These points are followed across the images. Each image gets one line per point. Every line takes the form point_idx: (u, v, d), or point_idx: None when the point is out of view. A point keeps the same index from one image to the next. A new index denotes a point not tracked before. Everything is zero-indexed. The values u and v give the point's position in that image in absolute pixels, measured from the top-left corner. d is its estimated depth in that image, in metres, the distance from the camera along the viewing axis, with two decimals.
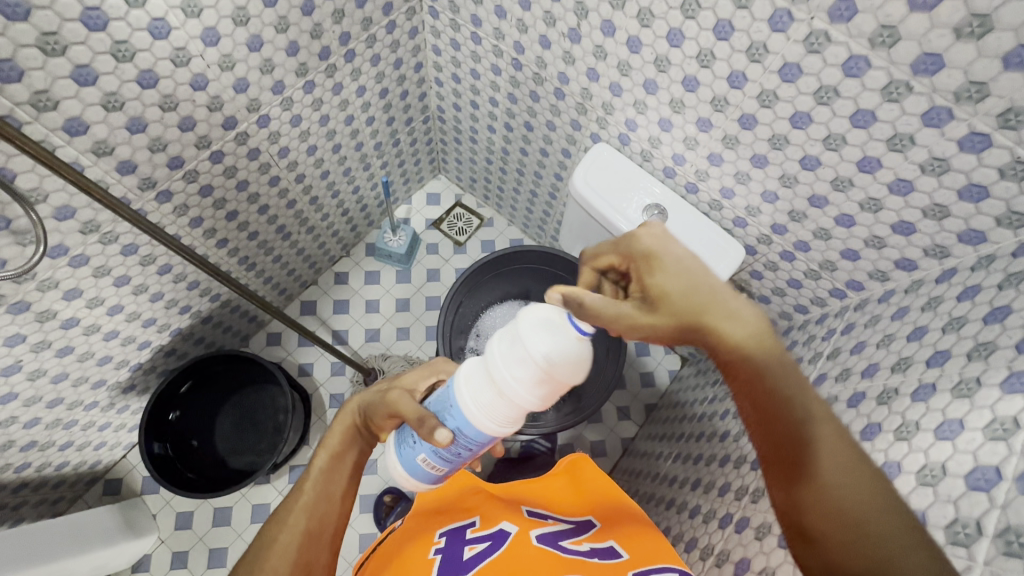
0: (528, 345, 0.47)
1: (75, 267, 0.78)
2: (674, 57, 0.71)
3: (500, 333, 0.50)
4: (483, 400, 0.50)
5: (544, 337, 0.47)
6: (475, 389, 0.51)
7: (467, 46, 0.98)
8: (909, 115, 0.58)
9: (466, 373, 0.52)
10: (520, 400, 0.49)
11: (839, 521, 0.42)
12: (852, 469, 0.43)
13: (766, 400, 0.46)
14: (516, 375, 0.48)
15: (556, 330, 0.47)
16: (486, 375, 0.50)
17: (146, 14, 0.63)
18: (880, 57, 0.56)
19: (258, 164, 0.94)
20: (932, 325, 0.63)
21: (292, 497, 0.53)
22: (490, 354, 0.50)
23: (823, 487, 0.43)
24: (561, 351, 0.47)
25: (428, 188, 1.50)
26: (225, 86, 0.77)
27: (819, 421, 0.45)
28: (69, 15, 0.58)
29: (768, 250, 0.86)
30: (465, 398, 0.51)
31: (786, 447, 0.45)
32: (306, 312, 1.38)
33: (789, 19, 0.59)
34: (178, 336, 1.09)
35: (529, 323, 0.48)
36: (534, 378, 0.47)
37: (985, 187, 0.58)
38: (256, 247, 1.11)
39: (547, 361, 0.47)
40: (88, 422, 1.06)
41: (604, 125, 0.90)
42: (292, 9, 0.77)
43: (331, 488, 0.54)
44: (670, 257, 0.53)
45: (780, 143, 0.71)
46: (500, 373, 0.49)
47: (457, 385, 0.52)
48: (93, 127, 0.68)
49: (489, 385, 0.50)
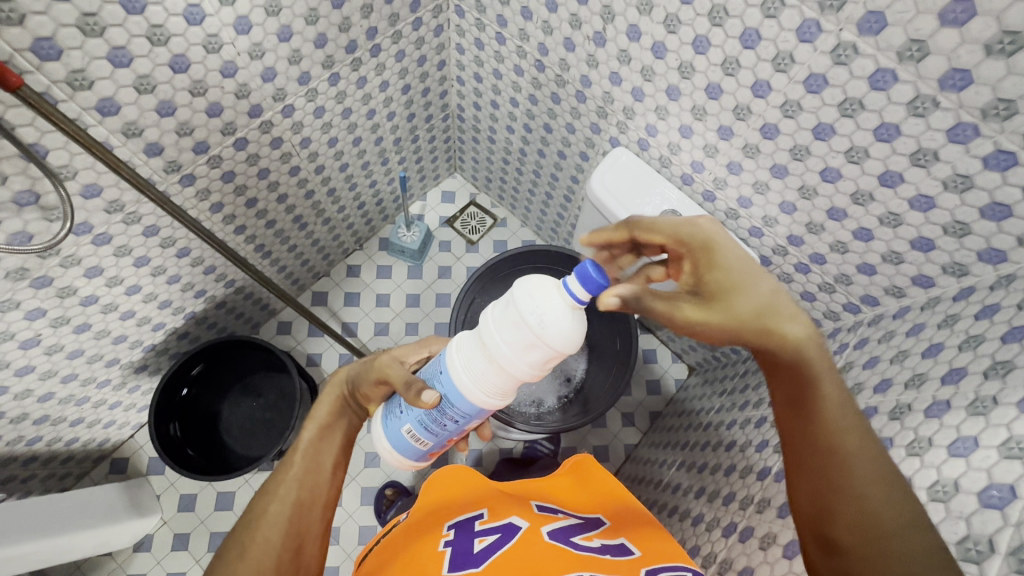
0: (523, 313, 0.54)
1: (98, 245, 0.80)
2: (699, 64, 0.71)
3: (495, 304, 0.57)
4: (472, 365, 0.56)
5: (535, 305, 0.54)
6: (467, 355, 0.57)
7: (491, 46, 0.99)
8: (934, 131, 0.58)
9: (458, 342, 0.58)
10: (504, 364, 0.55)
11: (868, 533, 0.45)
12: (884, 484, 0.46)
13: (813, 411, 0.50)
14: (507, 339, 0.55)
15: (547, 301, 0.54)
16: (478, 342, 0.57)
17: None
18: (908, 71, 0.56)
19: (280, 153, 0.95)
20: (948, 342, 0.63)
21: (282, 470, 0.54)
22: (483, 320, 0.57)
23: (856, 498, 0.46)
24: (548, 319, 0.53)
25: (443, 186, 1.51)
26: (253, 74, 0.79)
27: (859, 436, 0.48)
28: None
29: (783, 261, 0.86)
30: (456, 364, 0.57)
31: (825, 457, 0.48)
32: (318, 303, 1.39)
33: (817, 30, 0.59)
34: (191, 319, 1.10)
35: (521, 290, 0.55)
36: (522, 343, 0.54)
37: (1008, 207, 0.58)
38: (273, 235, 1.12)
39: (536, 326, 0.53)
40: (99, 400, 1.08)
41: (624, 129, 0.90)
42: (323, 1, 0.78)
43: (321, 458, 0.56)
44: (732, 252, 0.57)
45: (801, 153, 0.71)
46: (493, 340, 0.55)
47: (450, 353, 0.58)
48: (125, 109, 0.69)
49: (478, 347, 0.56)
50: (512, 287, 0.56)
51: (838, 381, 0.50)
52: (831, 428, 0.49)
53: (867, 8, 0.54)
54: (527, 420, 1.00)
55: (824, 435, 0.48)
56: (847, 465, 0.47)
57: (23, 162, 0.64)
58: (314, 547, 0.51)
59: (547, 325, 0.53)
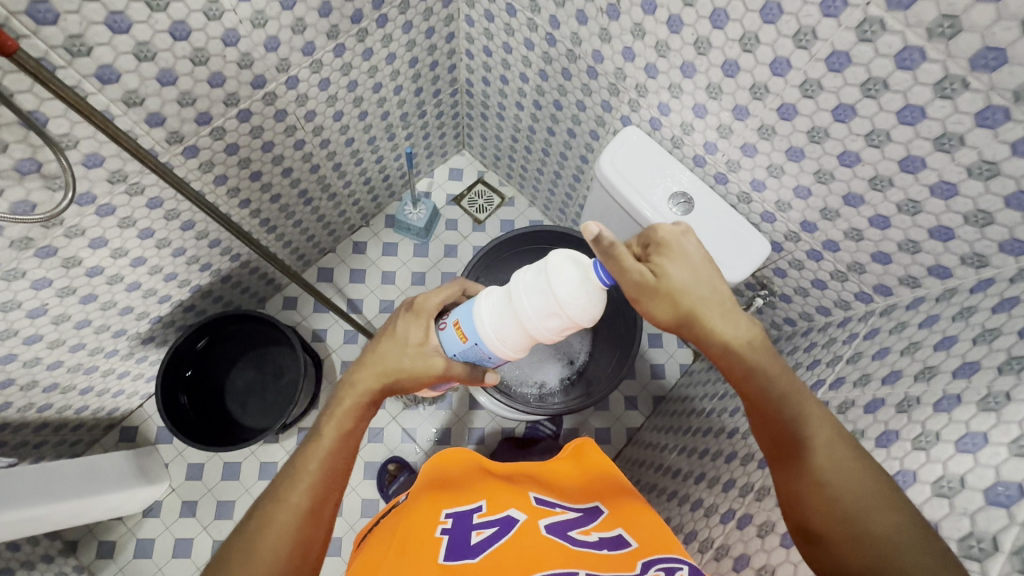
0: (568, 307, 0.57)
1: (102, 216, 0.80)
2: (716, 40, 0.68)
3: (530, 288, 0.59)
4: (515, 340, 0.62)
5: (579, 298, 0.57)
6: (506, 332, 0.61)
7: (502, 18, 0.96)
8: (961, 114, 0.55)
9: (491, 319, 0.61)
10: (548, 340, 0.62)
11: (836, 518, 0.46)
12: (845, 468, 0.47)
13: (763, 405, 0.52)
14: (552, 326, 0.59)
15: (588, 293, 0.57)
16: (517, 325, 0.61)
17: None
18: (937, 50, 0.53)
19: (284, 126, 0.94)
20: (962, 335, 0.61)
21: (295, 474, 0.52)
22: (526, 320, 0.59)
23: (817, 484, 0.47)
24: (590, 308, 0.58)
25: (451, 163, 1.49)
26: (256, 43, 0.77)
27: (819, 424, 0.50)
28: None
29: (795, 247, 0.84)
30: (496, 341, 0.62)
31: (790, 446, 0.49)
32: (323, 279, 1.39)
33: (842, 4, 0.56)
34: (198, 293, 1.11)
35: (566, 296, 0.57)
36: (566, 326, 0.60)
37: None
38: (278, 210, 1.12)
39: (581, 316, 0.58)
40: (108, 369, 1.09)
41: (636, 107, 0.88)
42: None
43: (336, 464, 0.54)
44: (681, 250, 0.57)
45: (819, 136, 0.68)
46: (536, 325, 0.60)
47: (487, 333, 0.62)
48: (125, 77, 0.68)
49: (525, 338, 0.62)
50: (552, 289, 0.57)
51: (785, 371, 0.52)
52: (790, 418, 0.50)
53: None
54: (528, 401, 0.99)
55: (789, 424, 0.50)
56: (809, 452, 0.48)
57: (23, 130, 0.63)
58: (319, 551, 0.51)
59: (590, 313, 0.58)
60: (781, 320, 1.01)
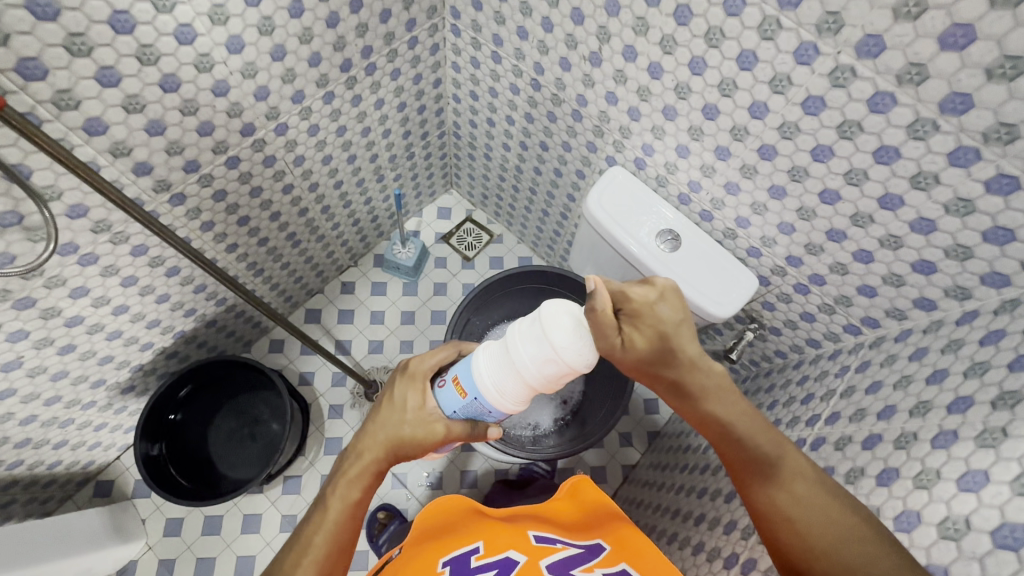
0: (564, 354, 0.54)
1: (84, 266, 0.78)
2: (695, 85, 0.71)
3: (524, 336, 0.56)
4: (513, 392, 0.59)
5: (574, 343, 0.54)
6: (504, 385, 0.58)
7: (488, 65, 0.99)
8: (935, 154, 0.57)
9: (487, 375, 0.58)
10: (548, 388, 0.58)
11: (813, 553, 0.47)
12: (813, 503, 0.49)
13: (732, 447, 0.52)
14: (550, 375, 0.56)
15: (583, 337, 0.54)
16: (515, 376, 0.57)
17: (173, 19, 0.63)
18: (907, 95, 0.55)
19: (273, 171, 0.94)
20: (952, 368, 0.61)
21: (300, 549, 0.51)
22: (524, 371, 0.56)
23: (790, 523, 0.49)
24: (588, 352, 0.54)
25: (440, 202, 1.50)
26: (246, 93, 0.78)
27: (785, 457, 0.51)
28: (97, 17, 0.58)
29: (782, 281, 0.85)
30: (494, 394, 0.59)
31: (761, 484, 0.51)
32: (311, 320, 1.38)
33: (814, 53, 0.58)
34: (181, 339, 1.09)
35: (564, 344, 0.53)
36: (566, 374, 0.56)
37: (1011, 230, 0.57)
38: (265, 253, 1.11)
39: (579, 362, 0.55)
40: (85, 422, 1.05)
41: (620, 148, 0.90)
42: (317, 21, 0.78)
43: (342, 539, 0.53)
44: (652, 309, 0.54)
45: (800, 175, 0.70)
46: (533, 375, 0.56)
47: (484, 387, 0.59)
48: (112, 128, 0.68)
49: (526, 389, 0.58)
50: (549, 337, 0.54)
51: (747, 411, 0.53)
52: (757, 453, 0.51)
53: (865, 32, 0.54)
54: (523, 444, 0.97)
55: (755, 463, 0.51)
56: (782, 484, 0.50)
57: (6, 182, 0.62)
58: None
59: (588, 357, 0.55)
60: (772, 353, 1.01)
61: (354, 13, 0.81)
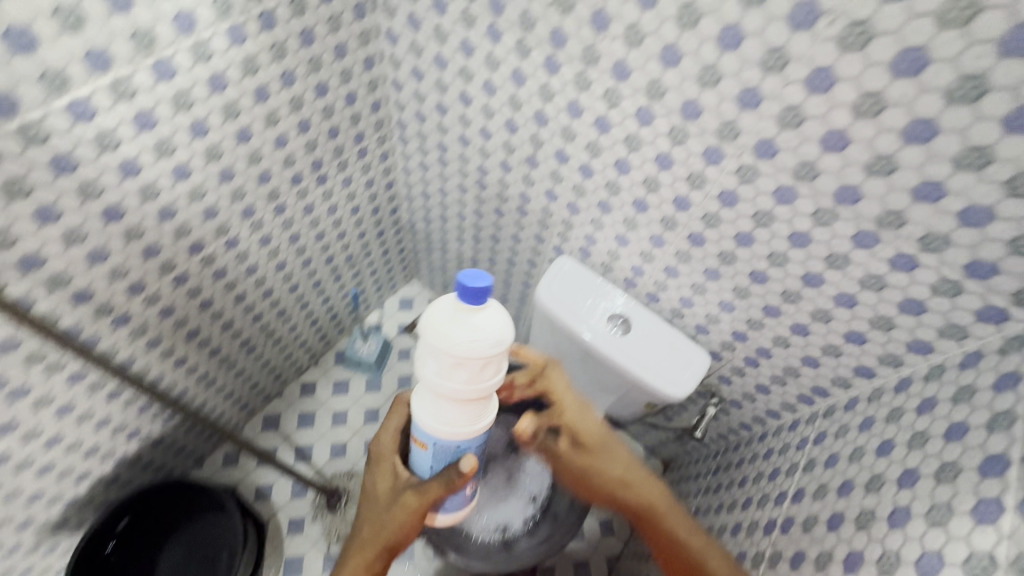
0: (456, 352, 0.49)
1: (12, 401, 0.71)
2: (623, 182, 0.78)
3: (423, 356, 0.52)
4: (457, 415, 0.54)
5: (458, 339, 0.49)
6: (444, 414, 0.54)
7: (435, 167, 1.03)
8: (840, 237, 0.63)
9: (425, 412, 0.55)
10: (479, 394, 0.52)
11: None
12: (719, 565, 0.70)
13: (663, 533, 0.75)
14: (467, 381, 0.51)
15: (464, 326, 0.49)
16: (444, 400, 0.53)
17: (117, 157, 0.64)
18: (805, 188, 0.61)
19: (224, 283, 0.91)
20: (899, 438, 0.64)
21: None
22: (439, 389, 0.52)
23: None
24: (480, 335, 0.49)
25: (401, 294, 1.47)
26: (194, 214, 0.77)
27: (700, 542, 0.72)
28: (36, 162, 0.58)
29: (732, 355, 0.87)
30: (442, 427, 0.55)
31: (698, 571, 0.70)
32: (268, 427, 1.27)
33: (720, 154, 0.65)
34: (124, 464, 0.98)
35: (445, 343, 0.49)
36: (482, 369, 0.51)
37: (1001, 312, 0.57)
38: (217, 363, 1.04)
39: (478, 351, 0.49)
40: (5, 568, 0.91)
41: (565, 238, 0.94)
42: (266, 142, 0.80)
43: None
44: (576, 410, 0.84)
45: (729, 259, 0.75)
46: (452, 388, 0.51)
47: (430, 425, 0.55)
48: (49, 262, 0.65)
49: (462, 406, 0.54)
50: (432, 344, 0.50)
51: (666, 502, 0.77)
52: (678, 537, 0.73)
53: (759, 136, 0.61)
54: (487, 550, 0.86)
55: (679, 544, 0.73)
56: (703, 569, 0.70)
57: None
58: None
59: (483, 339, 0.49)
60: (737, 426, 0.99)
61: (303, 133, 0.84)
